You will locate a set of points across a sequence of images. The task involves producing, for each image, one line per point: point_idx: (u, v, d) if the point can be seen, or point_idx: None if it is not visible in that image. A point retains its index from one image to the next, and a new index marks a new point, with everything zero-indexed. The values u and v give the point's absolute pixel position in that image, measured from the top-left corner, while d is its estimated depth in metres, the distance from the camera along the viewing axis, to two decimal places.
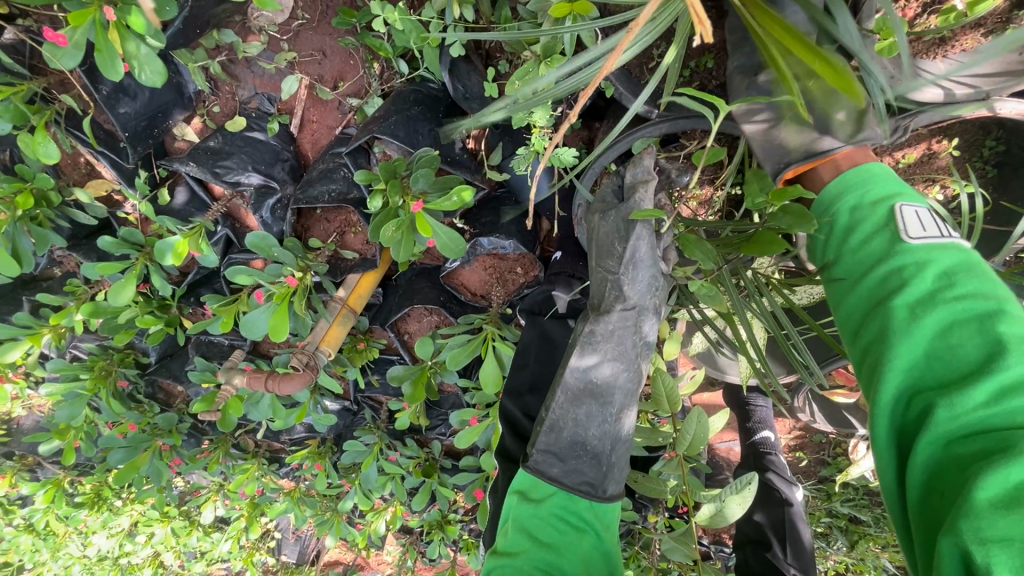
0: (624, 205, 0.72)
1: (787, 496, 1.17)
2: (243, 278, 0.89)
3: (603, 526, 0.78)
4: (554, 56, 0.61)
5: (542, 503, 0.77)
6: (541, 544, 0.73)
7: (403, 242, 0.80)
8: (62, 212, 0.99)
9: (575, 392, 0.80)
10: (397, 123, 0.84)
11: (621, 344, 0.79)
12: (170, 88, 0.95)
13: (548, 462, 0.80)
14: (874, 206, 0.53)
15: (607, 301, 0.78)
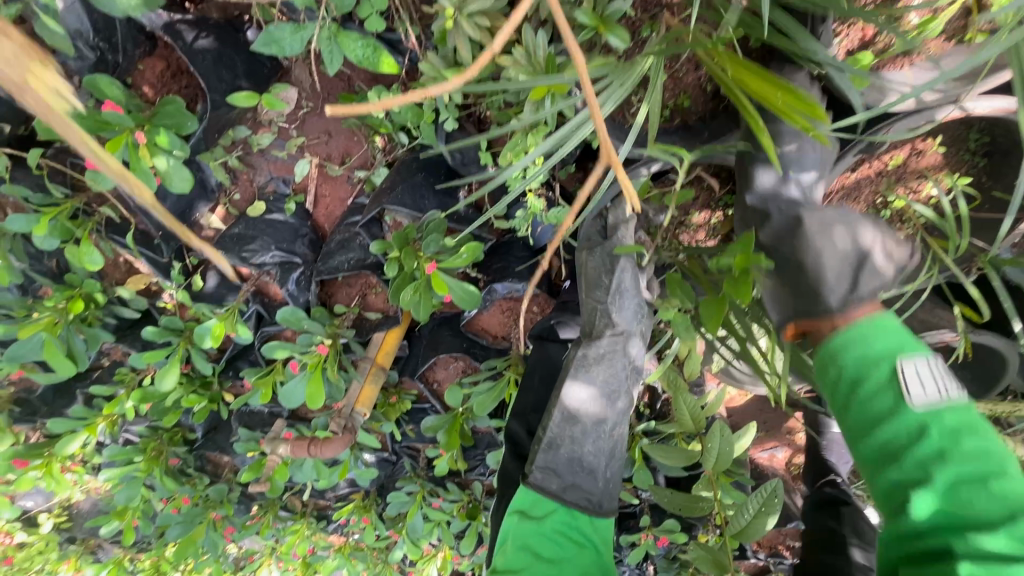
0: (607, 242, 0.88)
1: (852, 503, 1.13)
2: (279, 352, 0.95)
3: (598, 536, 0.85)
4: (538, 127, 0.67)
5: (544, 519, 0.83)
6: (545, 560, 0.78)
7: (422, 302, 0.84)
8: (107, 310, 1.07)
9: (571, 410, 0.89)
10: (403, 191, 0.89)
11: (610, 368, 0.89)
12: (195, 185, 1.03)
13: (548, 479, 0.86)
14: (878, 361, 0.51)
15: (597, 327, 0.89)
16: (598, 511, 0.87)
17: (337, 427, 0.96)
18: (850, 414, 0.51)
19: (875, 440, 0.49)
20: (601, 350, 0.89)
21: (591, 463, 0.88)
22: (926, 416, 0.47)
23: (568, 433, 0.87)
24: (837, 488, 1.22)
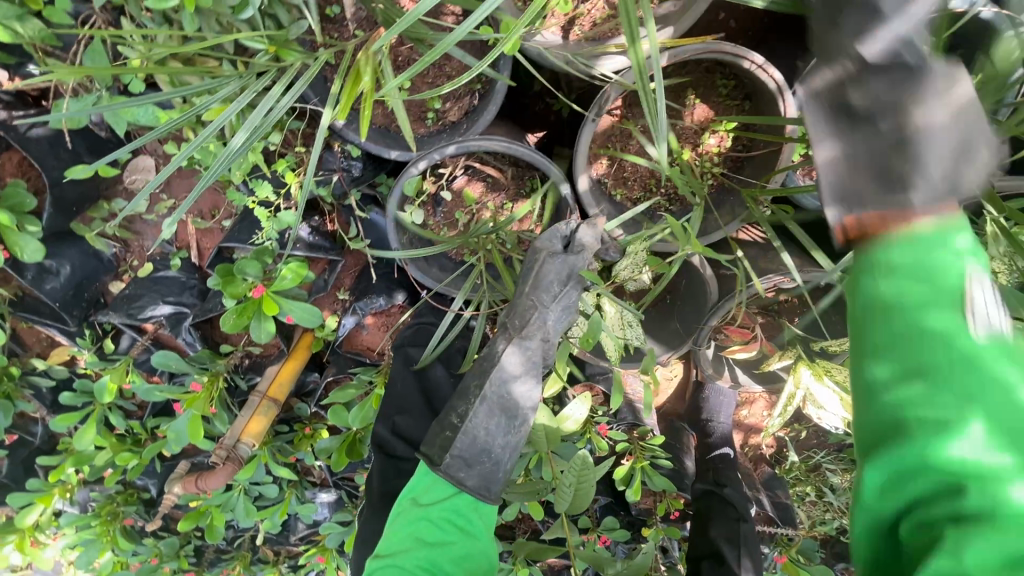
0: (574, 254, 0.74)
1: (741, 511, 1.14)
2: (157, 396, 1.05)
3: (488, 529, 0.72)
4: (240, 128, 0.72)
5: (433, 504, 0.69)
6: (427, 546, 0.65)
7: (258, 326, 0.90)
8: (29, 382, 1.18)
9: (491, 403, 0.74)
10: (240, 226, 0.95)
11: (536, 367, 0.77)
12: (90, 257, 1.13)
13: (457, 467, 0.71)
14: (945, 256, 0.40)
15: (530, 327, 0.75)
16: (493, 505, 0.73)
17: (217, 461, 1.04)
18: (873, 418, 0.40)
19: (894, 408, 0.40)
20: (531, 354, 0.76)
21: (499, 459, 0.73)
22: (930, 237, 0.42)
23: (483, 424, 0.73)
24: (734, 488, 1.19)
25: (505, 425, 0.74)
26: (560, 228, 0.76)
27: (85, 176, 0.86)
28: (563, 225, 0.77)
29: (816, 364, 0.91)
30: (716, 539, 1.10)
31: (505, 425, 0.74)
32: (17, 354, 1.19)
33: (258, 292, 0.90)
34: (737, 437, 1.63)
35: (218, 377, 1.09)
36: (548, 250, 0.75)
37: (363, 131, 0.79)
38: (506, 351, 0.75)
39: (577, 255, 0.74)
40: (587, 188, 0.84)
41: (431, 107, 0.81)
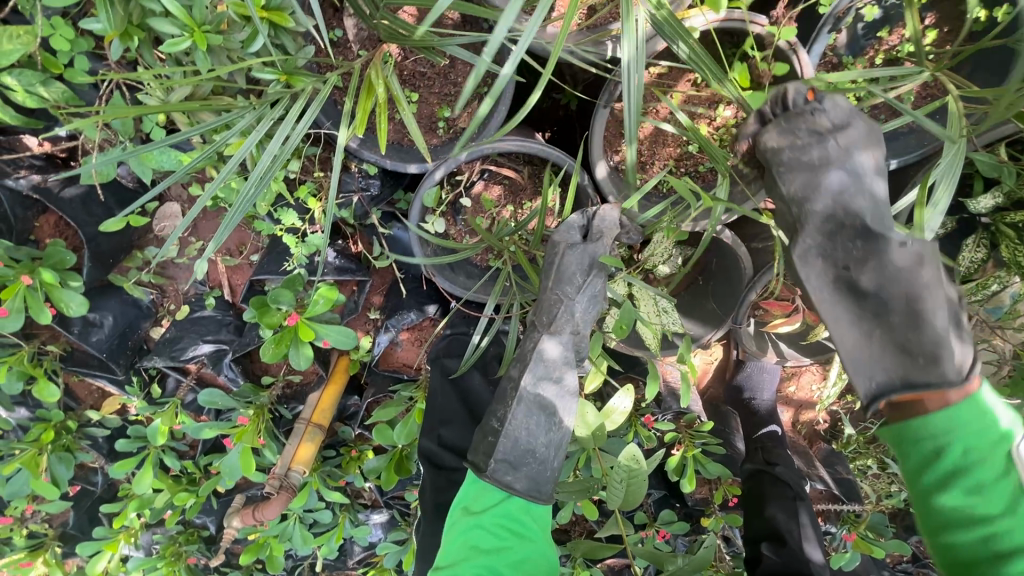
0: (592, 243, 0.74)
1: (799, 489, 1.11)
2: (207, 433, 1.06)
3: (543, 530, 0.69)
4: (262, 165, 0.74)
5: (483, 511, 0.67)
6: (484, 553, 0.63)
7: (296, 353, 0.92)
8: (86, 434, 1.22)
9: (529, 401, 0.73)
10: (268, 259, 0.97)
11: (570, 361, 0.76)
12: (129, 305, 1.17)
13: (503, 470, 0.70)
14: (979, 451, 0.53)
15: (558, 322, 0.75)
16: (544, 505, 0.71)
17: (271, 491, 1.05)
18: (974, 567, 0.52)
19: (976, 531, 0.52)
20: (564, 349, 0.75)
21: (544, 458, 0.72)
22: (975, 434, 0.54)
23: (523, 422, 0.72)
24: (787, 465, 1.17)
25: (547, 423, 0.73)
26: (576, 216, 0.76)
27: (118, 227, 0.89)
28: (582, 213, 0.76)
29: None
30: (777, 521, 1.07)
31: (546, 423, 0.73)
32: (72, 407, 1.23)
33: (293, 320, 0.91)
34: (787, 415, 1.58)
35: (262, 409, 1.10)
36: (571, 238, 0.75)
37: (378, 148, 0.80)
38: (538, 348, 0.74)
39: (597, 242, 0.74)
40: (605, 175, 0.82)
41: (441, 116, 0.81)
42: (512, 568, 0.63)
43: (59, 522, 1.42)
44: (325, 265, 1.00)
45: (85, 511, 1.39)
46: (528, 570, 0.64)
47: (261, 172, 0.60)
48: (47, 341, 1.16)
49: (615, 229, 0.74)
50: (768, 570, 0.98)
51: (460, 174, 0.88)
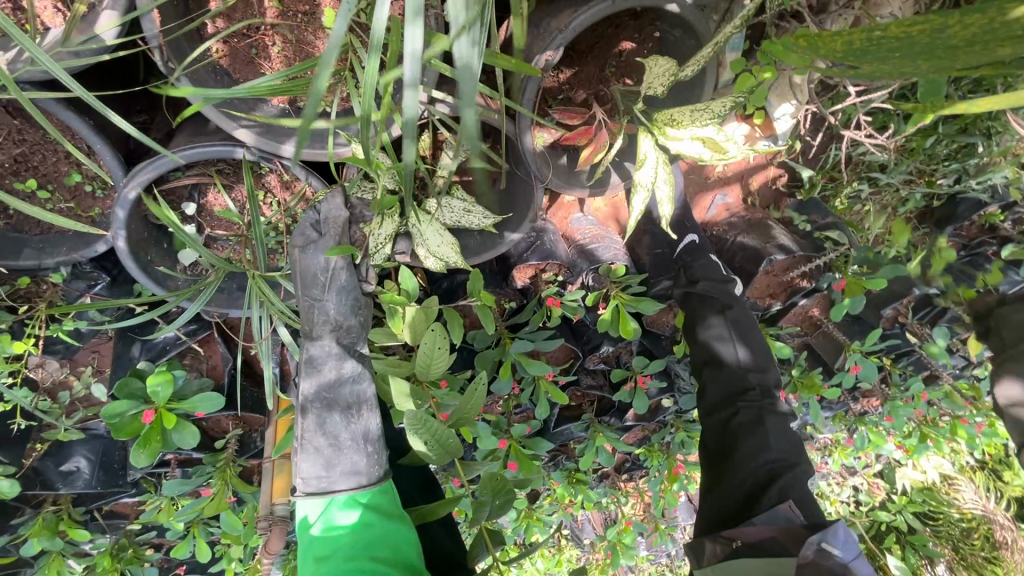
0: (323, 236, 0.72)
1: (723, 295, 1.01)
2: (193, 512, 1.19)
3: (381, 504, 0.73)
4: None
5: (316, 523, 0.72)
6: (327, 559, 0.69)
7: (179, 436, 0.96)
8: (146, 538, 1.42)
9: (316, 408, 0.74)
10: (114, 368, 1.00)
11: (346, 352, 0.76)
12: (90, 439, 1.28)
13: (318, 480, 0.73)
14: None
15: (314, 326, 0.74)
16: (379, 485, 0.75)
17: (265, 530, 1.16)
18: None
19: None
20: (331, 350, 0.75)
21: (355, 448, 0.75)
22: None
23: (320, 427, 0.74)
24: (709, 273, 1.05)
25: (344, 418, 0.75)
26: (307, 215, 0.73)
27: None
28: (313, 211, 0.73)
29: (655, 124, 0.71)
30: (710, 342, 0.99)
31: (342, 418, 0.75)
32: (122, 525, 1.43)
33: (152, 415, 0.94)
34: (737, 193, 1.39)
35: (228, 468, 1.20)
36: (304, 240, 0.72)
37: (60, 247, 0.73)
38: (307, 359, 0.75)
39: (326, 234, 0.72)
40: (256, 137, 0.68)
41: (80, 181, 0.71)
42: (354, 557, 0.67)
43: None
44: (163, 344, 1.01)
45: None
46: (375, 550, 0.68)
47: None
48: (57, 498, 1.33)
49: (342, 215, 0.72)
50: (711, 404, 0.95)
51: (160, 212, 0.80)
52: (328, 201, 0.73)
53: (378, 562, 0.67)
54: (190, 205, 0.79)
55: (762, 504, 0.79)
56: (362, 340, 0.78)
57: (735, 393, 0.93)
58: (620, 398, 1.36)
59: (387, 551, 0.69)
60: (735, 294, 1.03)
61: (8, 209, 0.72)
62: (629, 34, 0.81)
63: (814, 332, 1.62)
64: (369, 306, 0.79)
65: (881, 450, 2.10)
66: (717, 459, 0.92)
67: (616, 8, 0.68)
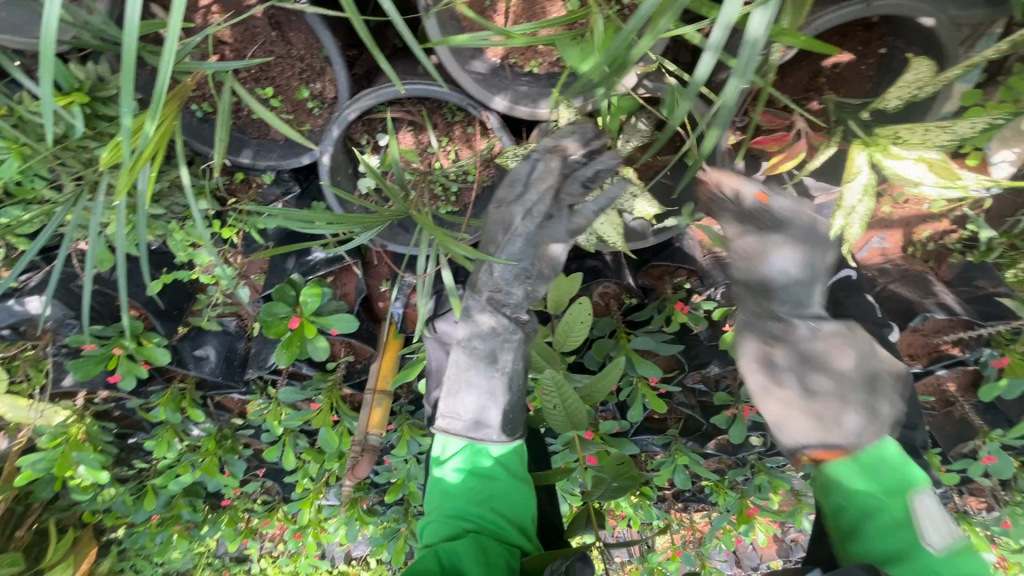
0: (520, 198, 0.73)
1: (879, 341, 0.94)
2: (298, 421, 1.28)
3: (509, 462, 0.76)
4: (169, 218, 0.78)
5: (448, 460, 0.76)
6: (452, 497, 0.73)
7: (314, 347, 1.03)
8: (244, 434, 1.55)
9: (463, 356, 0.79)
10: (270, 274, 1.11)
11: (501, 311, 0.78)
12: (222, 333, 1.42)
13: (452, 420, 0.77)
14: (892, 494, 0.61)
15: (478, 283, 0.79)
16: (509, 444, 0.77)
17: (356, 455, 1.24)
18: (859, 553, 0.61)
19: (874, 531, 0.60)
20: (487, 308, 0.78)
21: (492, 400, 0.77)
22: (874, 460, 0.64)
23: (463, 374, 0.78)
24: (864, 315, 0.98)
25: (487, 372, 0.78)
26: (521, 169, 0.74)
27: (156, 290, 1.01)
28: (529, 164, 0.74)
29: (875, 139, 0.66)
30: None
31: (485, 370, 0.77)
32: (226, 416, 1.57)
33: (297, 322, 1.02)
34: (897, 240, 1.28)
35: (335, 389, 1.29)
36: (505, 194, 0.74)
37: (272, 152, 0.81)
38: (463, 309, 0.80)
39: (530, 194, 0.72)
40: (474, 84, 0.71)
41: (304, 97, 0.78)
42: (477, 505, 0.71)
43: (276, 490, 1.87)
44: (315, 262, 1.09)
45: (278, 483, 1.79)
46: (496, 504, 0.71)
47: (120, 222, 0.60)
48: (184, 378, 1.48)
49: (554, 178, 0.72)
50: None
51: (356, 140, 0.86)
52: (541, 157, 0.73)
53: (497, 516, 0.70)
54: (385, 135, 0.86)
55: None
56: (522, 308, 0.79)
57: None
58: (716, 421, 1.31)
59: (506, 507, 0.71)
60: (889, 341, 0.95)
61: (241, 110, 0.80)
62: (853, 45, 0.76)
63: (941, 410, 1.47)
64: (542, 278, 0.79)
65: (977, 558, 1.87)
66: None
67: (868, 12, 0.64)
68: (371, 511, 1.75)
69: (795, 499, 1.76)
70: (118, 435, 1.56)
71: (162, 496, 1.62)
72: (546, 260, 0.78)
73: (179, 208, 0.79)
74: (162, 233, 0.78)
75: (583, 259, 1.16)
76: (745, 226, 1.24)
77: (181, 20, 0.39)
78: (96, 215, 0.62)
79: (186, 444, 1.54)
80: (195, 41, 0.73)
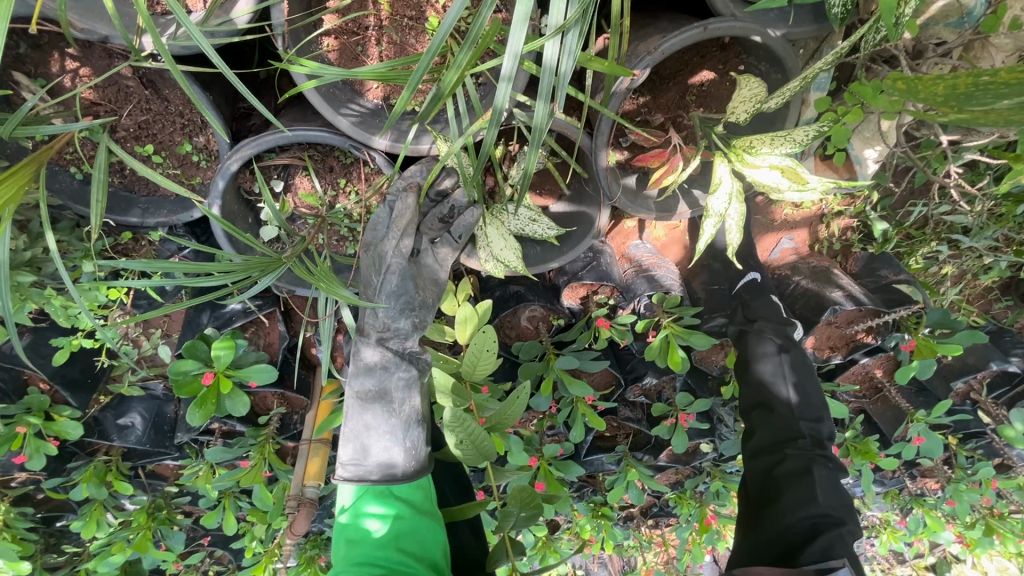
0: (385, 241, 0.76)
1: (784, 339, 0.98)
2: (230, 482, 1.23)
3: (416, 497, 0.74)
4: (50, 285, 0.75)
5: (352, 506, 0.74)
6: (358, 543, 0.70)
7: (232, 402, 1.00)
8: (181, 502, 1.47)
9: (358, 402, 0.77)
10: (184, 332, 1.08)
11: (392, 351, 0.78)
12: (148, 398, 1.35)
13: (355, 467, 0.75)
14: None
15: (364, 326, 0.77)
16: (414, 481, 0.75)
17: (294, 509, 1.19)
18: None
19: None
20: (376, 349, 0.77)
21: (391, 441, 0.75)
22: None
23: (358, 419, 0.76)
24: (768, 317, 1.02)
25: (385, 411, 0.76)
26: (380, 211, 0.77)
27: (57, 359, 0.96)
28: (387, 205, 0.78)
29: (733, 149, 0.71)
30: (765, 383, 0.95)
31: (382, 410, 0.76)
32: (161, 486, 1.48)
33: (211, 378, 0.99)
34: (804, 239, 1.35)
35: (268, 443, 1.24)
36: (376, 231, 0.77)
37: (162, 209, 0.80)
38: (353, 353, 0.78)
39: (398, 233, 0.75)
40: (351, 125, 0.73)
41: (188, 151, 0.78)
42: (384, 547, 0.68)
43: (226, 560, 1.77)
44: (230, 314, 1.07)
45: (227, 551, 1.70)
46: (403, 543, 0.69)
47: None
48: (110, 449, 1.40)
49: (412, 215, 0.75)
50: (758, 447, 0.92)
51: (250, 190, 0.86)
52: (397, 196, 0.77)
53: (405, 555, 0.67)
54: (279, 182, 0.86)
55: (801, 554, 0.73)
56: (412, 340, 0.80)
57: (785, 441, 0.89)
58: (658, 432, 1.32)
59: (416, 546, 0.69)
60: (795, 339, 0.99)
61: (125, 169, 0.80)
62: (713, 65, 0.81)
63: (874, 396, 1.53)
64: (425, 308, 0.81)
65: (937, 539, 1.91)
66: (760, 505, 0.87)
67: (708, 34, 0.69)
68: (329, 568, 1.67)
69: None
70: (41, 521, 1.44)
71: None
72: (422, 292, 0.80)
73: (60, 274, 0.76)
74: (42, 301, 0.74)
75: (506, 285, 1.18)
76: (661, 239, 1.28)
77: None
78: None
79: (118, 521, 1.45)
80: (65, 105, 0.72)
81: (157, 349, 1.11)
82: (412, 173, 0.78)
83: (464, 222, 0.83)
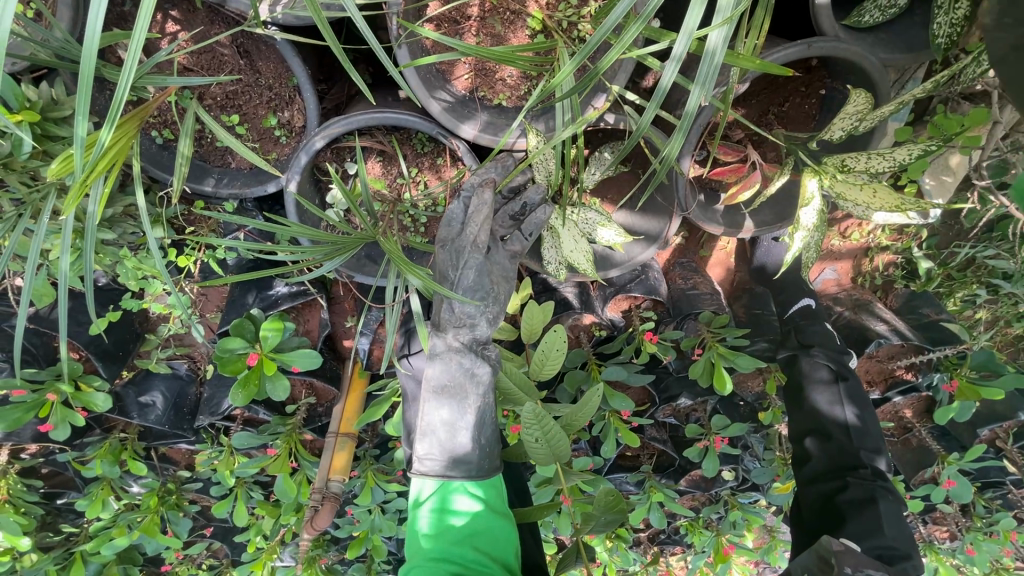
0: (460, 236, 0.75)
1: (842, 366, 0.96)
2: (252, 471, 1.19)
3: (490, 496, 0.74)
4: (120, 248, 0.74)
5: (424, 502, 0.74)
6: (431, 540, 0.70)
7: (273, 386, 0.98)
8: (191, 488, 1.42)
9: (433, 398, 0.77)
10: (228, 310, 1.06)
11: (470, 349, 0.77)
12: (173, 377, 1.32)
13: (432, 462, 0.75)
14: None
15: (442, 321, 0.77)
16: (487, 478, 0.74)
17: (317, 504, 1.16)
18: None
19: None
20: (455, 343, 0.77)
21: (468, 437, 0.75)
22: None
23: (436, 414, 0.76)
24: (824, 342, 1.00)
25: (463, 407, 0.76)
26: (455, 207, 0.76)
27: (102, 327, 0.93)
28: (461, 201, 0.76)
29: (825, 167, 0.71)
30: (820, 410, 0.95)
31: (460, 407, 0.75)
32: (171, 470, 1.44)
33: (256, 359, 0.97)
34: (846, 271, 1.35)
35: (294, 433, 1.21)
36: (455, 218, 0.76)
37: (235, 181, 0.80)
38: (431, 348, 0.78)
39: (474, 226, 0.73)
40: (442, 111, 0.73)
41: (272, 125, 0.78)
42: (459, 545, 0.68)
43: (224, 553, 1.71)
44: (277, 297, 1.05)
45: (227, 544, 1.64)
46: (477, 542, 0.69)
47: (63, 247, 0.55)
48: (126, 427, 1.36)
49: (489, 211, 0.73)
50: (814, 474, 0.91)
51: (324, 170, 0.86)
52: (473, 192, 0.74)
53: (479, 554, 0.68)
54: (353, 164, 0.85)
55: None
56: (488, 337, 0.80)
57: (845, 468, 0.88)
58: (689, 454, 1.30)
59: (490, 545, 0.70)
60: (850, 367, 0.98)
61: (205, 137, 0.79)
62: (796, 86, 0.83)
63: (900, 436, 1.51)
64: (500, 304, 0.80)
65: None
66: (819, 533, 0.86)
67: (809, 53, 0.70)
68: (330, 568, 1.62)
69: (768, 535, 1.74)
70: (44, 496, 1.39)
71: (92, 564, 1.45)
72: (501, 288, 0.80)
73: (132, 236, 0.74)
74: (111, 262, 0.73)
75: (553, 291, 1.17)
76: (708, 259, 1.28)
77: (144, 36, 0.39)
78: (35, 239, 0.57)
79: (123, 503, 1.40)
80: (159, 65, 0.72)
81: (195, 326, 1.09)
82: (488, 170, 0.77)
83: (536, 220, 0.79)
